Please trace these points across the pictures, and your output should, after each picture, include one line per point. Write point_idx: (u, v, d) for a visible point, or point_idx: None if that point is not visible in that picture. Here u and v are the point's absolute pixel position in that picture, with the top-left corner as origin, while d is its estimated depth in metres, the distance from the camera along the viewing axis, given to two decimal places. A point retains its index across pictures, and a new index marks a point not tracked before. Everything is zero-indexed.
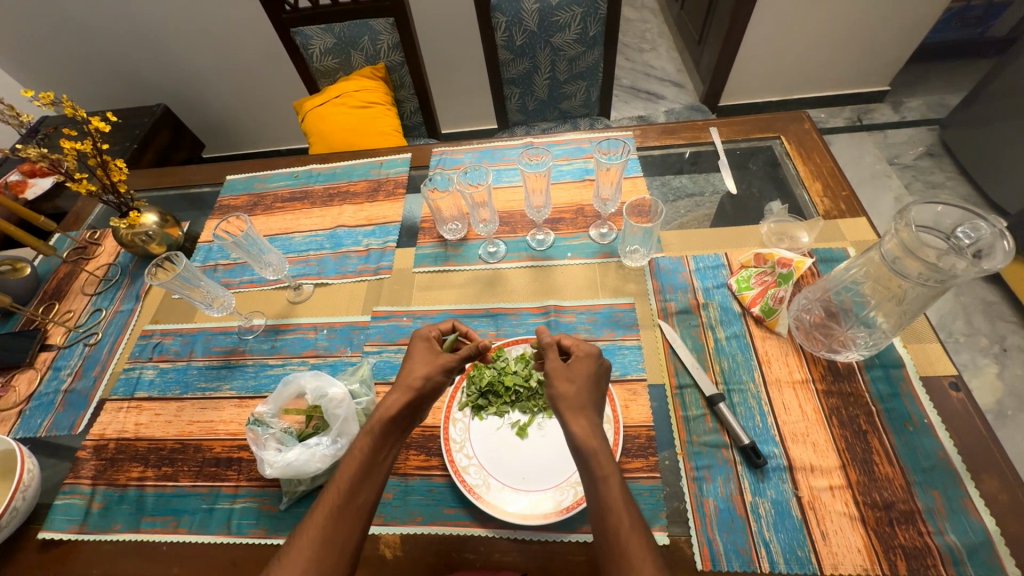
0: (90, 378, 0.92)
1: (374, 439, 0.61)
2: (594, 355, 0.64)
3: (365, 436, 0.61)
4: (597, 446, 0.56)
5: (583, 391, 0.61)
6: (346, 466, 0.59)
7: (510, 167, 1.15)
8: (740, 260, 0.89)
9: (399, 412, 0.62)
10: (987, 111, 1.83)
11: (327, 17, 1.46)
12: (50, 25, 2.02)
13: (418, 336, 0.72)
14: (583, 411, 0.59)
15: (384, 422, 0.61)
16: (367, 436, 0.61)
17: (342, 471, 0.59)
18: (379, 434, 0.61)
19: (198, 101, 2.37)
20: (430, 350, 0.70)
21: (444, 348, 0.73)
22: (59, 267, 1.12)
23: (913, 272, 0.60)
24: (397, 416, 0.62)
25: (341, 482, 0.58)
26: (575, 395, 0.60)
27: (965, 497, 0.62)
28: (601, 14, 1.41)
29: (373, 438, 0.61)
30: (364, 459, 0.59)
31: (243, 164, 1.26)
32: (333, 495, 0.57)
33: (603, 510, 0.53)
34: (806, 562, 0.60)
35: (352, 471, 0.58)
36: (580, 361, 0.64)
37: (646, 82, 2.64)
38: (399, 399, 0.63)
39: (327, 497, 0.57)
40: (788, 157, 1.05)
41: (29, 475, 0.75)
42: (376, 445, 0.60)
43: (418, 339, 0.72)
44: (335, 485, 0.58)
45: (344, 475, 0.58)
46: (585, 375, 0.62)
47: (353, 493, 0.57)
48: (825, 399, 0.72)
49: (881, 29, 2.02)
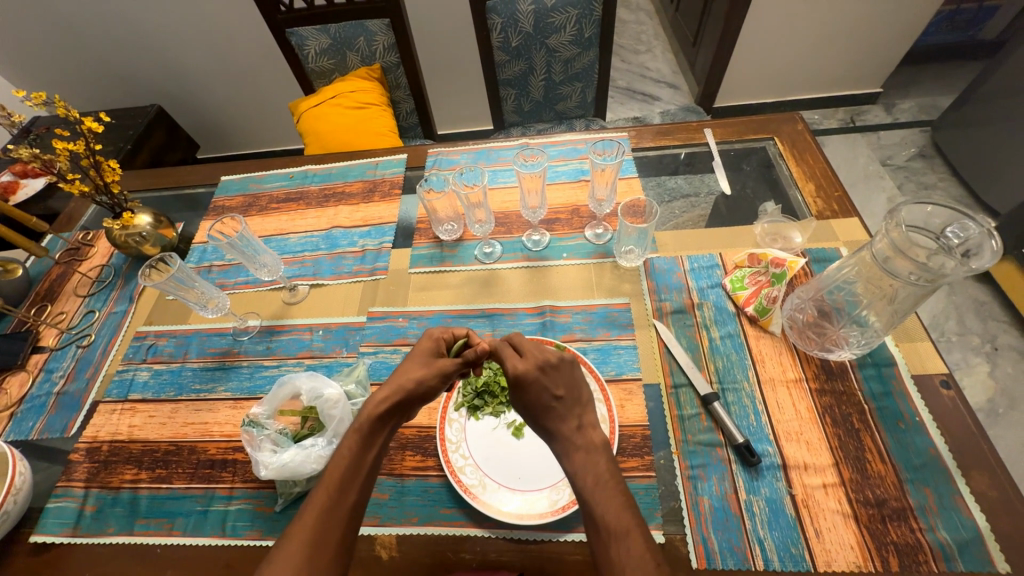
0: (83, 380, 0.91)
1: (361, 437, 0.62)
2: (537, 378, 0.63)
3: (353, 434, 0.62)
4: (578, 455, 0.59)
5: (543, 412, 0.63)
6: (334, 467, 0.59)
7: (506, 167, 1.15)
8: (734, 260, 0.89)
9: (385, 411, 0.63)
10: (978, 112, 1.85)
11: (323, 18, 1.46)
12: (43, 25, 2.01)
13: (428, 335, 0.71)
14: (556, 415, 0.62)
15: (372, 420, 0.62)
16: (356, 434, 0.62)
17: (332, 469, 0.59)
18: (366, 433, 0.62)
19: (191, 102, 2.36)
20: (434, 351, 0.70)
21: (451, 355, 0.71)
22: (51, 269, 1.11)
23: (904, 272, 0.61)
24: (383, 414, 0.63)
25: (331, 482, 0.58)
26: (539, 410, 0.63)
27: (955, 494, 0.63)
28: (596, 16, 1.42)
29: (360, 436, 0.62)
30: (353, 457, 0.60)
31: (238, 165, 1.25)
32: (324, 495, 0.57)
33: (589, 508, 0.56)
34: (800, 560, 0.60)
35: (343, 469, 0.59)
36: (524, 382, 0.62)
37: (642, 84, 2.65)
38: (387, 395, 0.64)
39: (318, 499, 0.57)
40: (781, 158, 1.06)
41: (21, 479, 0.74)
42: (364, 443, 0.61)
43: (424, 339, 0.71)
44: (325, 485, 0.58)
45: (334, 475, 0.59)
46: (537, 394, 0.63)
47: (345, 491, 0.58)
48: (818, 398, 0.73)
49: (875, 30, 2.03)
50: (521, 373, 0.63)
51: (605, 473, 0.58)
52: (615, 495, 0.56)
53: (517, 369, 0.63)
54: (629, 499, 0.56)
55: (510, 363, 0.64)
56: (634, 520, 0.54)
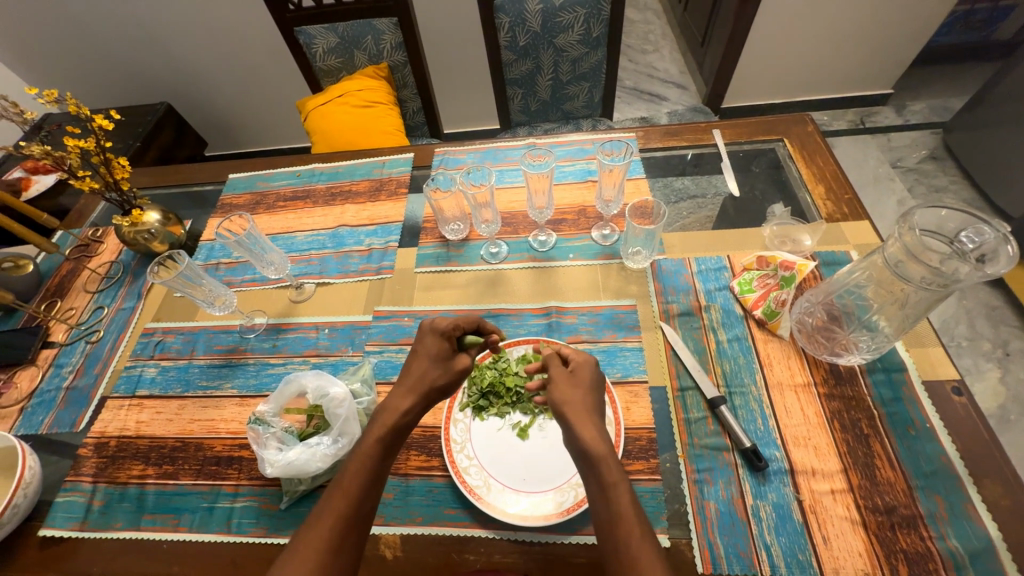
0: (91, 376, 0.92)
1: (382, 447, 0.60)
2: (593, 365, 0.66)
3: (372, 444, 0.60)
4: (604, 451, 0.56)
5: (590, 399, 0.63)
6: (352, 476, 0.58)
7: (513, 167, 1.15)
8: (742, 263, 0.89)
9: (401, 420, 0.63)
10: (991, 114, 1.83)
11: (331, 17, 1.46)
12: (54, 22, 2.03)
13: (431, 328, 0.68)
14: (582, 419, 0.60)
15: (394, 430, 0.61)
16: (377, 443, 0.60)
17: (347, 478, 0.58)
18: (387, 444, 0.61)
19: (199, 99, 2.37)
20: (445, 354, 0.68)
21: (459, 346, 0.71)
22: (61, 265, 1.12)
23: (916, 276, 0.60)
24: (403, 424, 0.63)
25: (350, 487, 0.58)
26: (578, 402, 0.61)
27: (966, 502, 0.62)
28: (604, 15, 1.41)
29: (381, 446, 0.60)
30: (371, 463, 0.59)
31: (246, 164, 1.26)
32: (341, 501, 0.56)
33: (609, 520, 0.53)
34: (807, 567, 0.60)
35: (361, 478, 0.58)
36: (578, 371, 0.65)
37: (649, 84, 2.64)
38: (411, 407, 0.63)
39: (335, 502, 0.57)
40: (791, 159, 1.05)
41: (30, 473, 0.75)
42: (383, 453, 0.60)
43: (428, 331, 0.68)
44: (342, 491, 0.57)
45: (351, 484, 0.58)
46: (588, 382, 0.64)
47: (360, 500, 0.57)
48: (827, 403, 0.72)
49: (887, 30, 2.00)
50: (579, 365, 0.66)
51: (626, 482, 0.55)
52: (628, 502, 0.53)
53: (581, 358, 0.67)
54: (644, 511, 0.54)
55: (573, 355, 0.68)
56: (647, 537, 0.51)
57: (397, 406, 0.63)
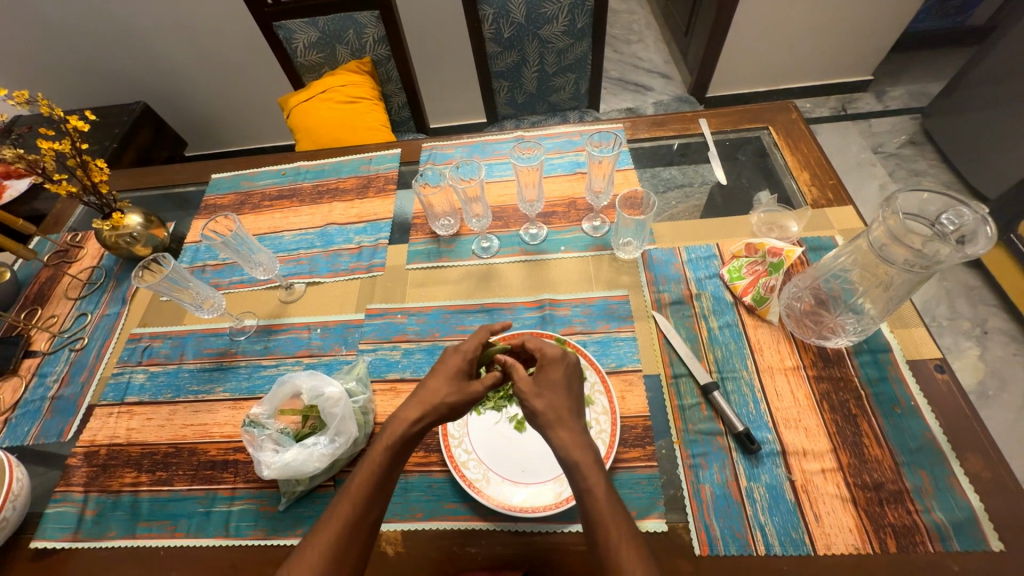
0: (78, 384, 0.90)
1: (391, 454, 0.60)
2: (561, 359, 0.64)
3: (383, 450, 0.60)
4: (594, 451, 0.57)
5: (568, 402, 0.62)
6: (359, 485, 0.58)
7: (502, 161, 1.14)
8: (731, 250, 0.90)
9: (409, 430, 0.62)
10: (967, 99, 1.87)
11: (310, 11, 1.43)
12: (19, 20, 1.96)
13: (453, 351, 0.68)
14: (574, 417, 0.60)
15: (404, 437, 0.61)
16: (385, 451, 0.60)
17: (356, 483, 0.58)
18: (396, 451, 0.60)
19: (177, 98, 2.31)
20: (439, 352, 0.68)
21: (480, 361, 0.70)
22: (40, 271, 1.09)
23: (900, 259, 0.61)
24: (414, 433, 0.62)
25: (354, 496, 0.57)
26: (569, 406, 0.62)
27: (950, 476, 0.64)
28: (588, 6, 1.41)
29: (390, 454, 0.60)
30: (378, 472, 0.59)
31: (228, 163, 1.23)
32: (346, 510, 0.57)
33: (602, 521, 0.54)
34: (800, 544, 0.61)
35: (366, 487, 0.58)
36: (548, 370, 0.64)
37: (634, 74, 2.65)
38: (419, 415, 0.62)
39: (339, 511, 0.57)
40: (776, 147, 1.06)
41: (18, 485, 0.74)
42: (392, 460, 0.60)
43: (452, 353, 0.69)
44: (348, 499, 0.57)
45: (357, 491, 0.58)
46: (559, 382, 0.63)
47: (364, 509, 0.57)
48: (816, 384, 0.74)
49: (866, 17, 2.03)
50: (551, 362, 0.64)
51: (608, 485, 0.56)
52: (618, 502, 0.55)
53: (554, 352, 0.65)
54: (627, 511, 0.56)
55: (541, 350, 0.66)
56: (631, 540, 0.53)
57: (404, 416, 0.62)
